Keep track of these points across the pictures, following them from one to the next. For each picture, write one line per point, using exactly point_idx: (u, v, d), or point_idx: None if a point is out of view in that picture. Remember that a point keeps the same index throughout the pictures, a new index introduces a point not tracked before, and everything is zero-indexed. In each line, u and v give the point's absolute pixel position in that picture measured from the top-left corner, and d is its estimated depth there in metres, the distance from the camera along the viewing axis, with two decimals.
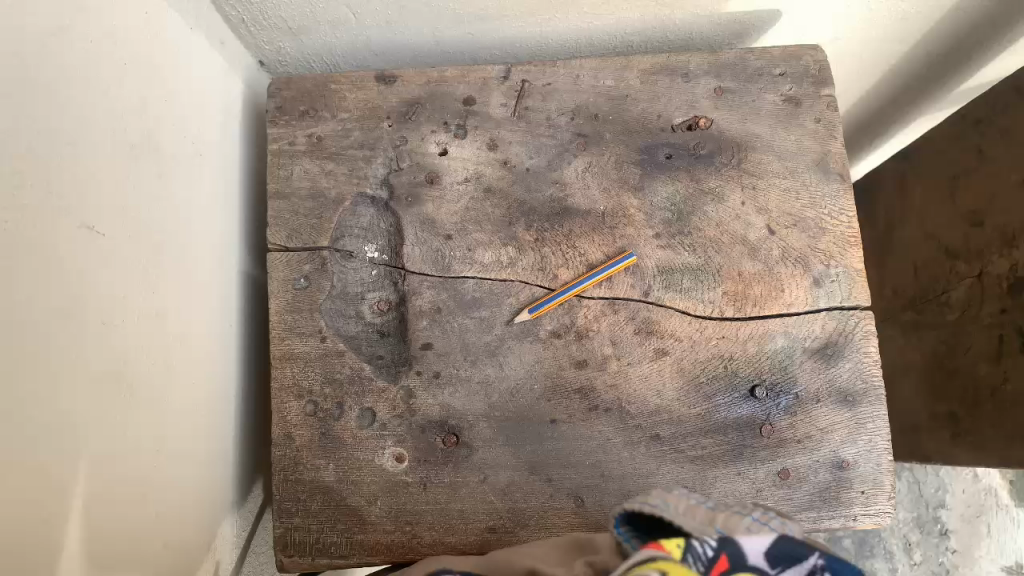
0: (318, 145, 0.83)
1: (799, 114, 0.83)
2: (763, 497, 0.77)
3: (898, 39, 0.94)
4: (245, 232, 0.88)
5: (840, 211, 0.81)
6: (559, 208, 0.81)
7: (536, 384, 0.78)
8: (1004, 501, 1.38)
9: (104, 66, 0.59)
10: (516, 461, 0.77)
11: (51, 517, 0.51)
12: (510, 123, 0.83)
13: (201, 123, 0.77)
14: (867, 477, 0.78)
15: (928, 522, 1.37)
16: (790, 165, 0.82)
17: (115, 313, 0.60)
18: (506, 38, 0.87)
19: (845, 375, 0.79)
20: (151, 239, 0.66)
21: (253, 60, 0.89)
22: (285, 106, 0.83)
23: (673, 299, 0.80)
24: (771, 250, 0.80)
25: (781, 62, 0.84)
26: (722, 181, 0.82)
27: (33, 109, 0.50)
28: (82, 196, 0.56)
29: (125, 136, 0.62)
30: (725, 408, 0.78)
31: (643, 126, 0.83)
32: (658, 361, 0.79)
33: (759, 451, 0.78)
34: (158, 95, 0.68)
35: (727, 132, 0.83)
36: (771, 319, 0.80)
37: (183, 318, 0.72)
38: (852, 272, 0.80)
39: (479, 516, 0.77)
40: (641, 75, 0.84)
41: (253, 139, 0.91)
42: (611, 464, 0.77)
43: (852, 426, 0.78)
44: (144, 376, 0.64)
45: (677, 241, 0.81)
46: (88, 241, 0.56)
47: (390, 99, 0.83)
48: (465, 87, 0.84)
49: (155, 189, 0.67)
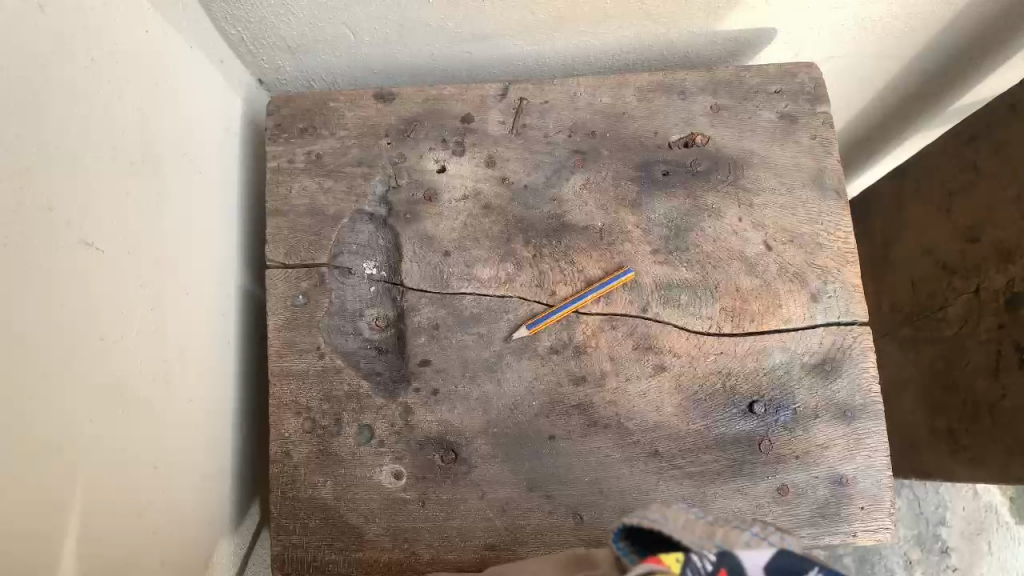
0: (317, 161, 0.83)
1: (796, 130, 0.84)
2: (763, 513, 0.77)
3: (897, 57, 0.95)
4: (244, 246, 0.88)
5: (837, 227, 0.82)
6: (558, 224, 0.82)
7: (535, 400, 0.78)
8: (1004, 518, 1.38)
9: (104, 79, 0.60)
10: (515, 478, 0.77)
11: (51, 528, 0.51)
12: (508, 140, 0.84)
13: (201, 138, 0.78)
14: (866, 493, 0.77)
15: (928, 539, 1.36)
16: (787, 181, 0.83)
17: (114, 327, 0.60)
18: (505, 55, 0.88)
19: (844, 389, 0.79)
20: (152, 256, 0.67)
21: (253, 78, 0.89)
22: (284, 124, 0.84)
23: (671, 315, 0.80)
24: (769, 266, 0.81)
25: (777, 80, 0.85)
26: (721, 197, 0.82)
27: (35, 125, 0.51)
28: (82, 210, 0.56)
29: (125, 152, 0.63)
30: (724, 423, 0.78)
31: (640, 142, 0.84)
32: (657, 377, 0.79)
33: (759, 466, 0.78)
34: (157, 110, 0.69)
35: (724, 149, 0.84)
36: (769, 334, 0.80)
37: (182, 332, 0.72)
38: (850, 288, 0.80)
39: (478, 533, 0.76)
40: (638, 92, 0.85)
41: (252, 155, 0.92)
42: (610, 480, 0.77)
43: (852, 441, 0.78)
44: (143, 389, 0.64)
45: (675, 257, 0.81)
46: (88, 256, 0.57)
47: (389, 117, 0.84)
48: (464, 104, 0.84)
49: (154, 203, 0.67)
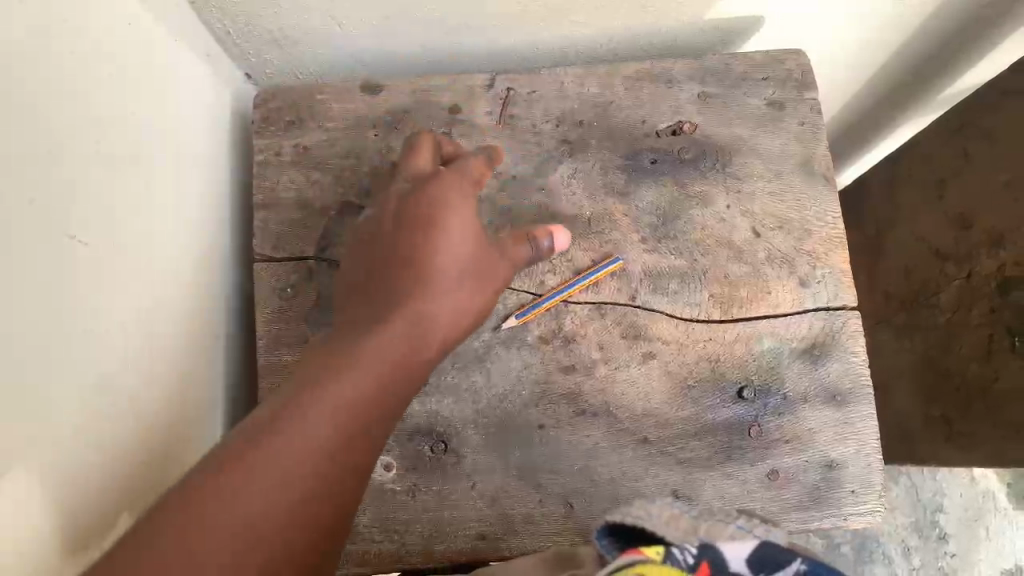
0: (304, 154, 0.83)
1: (783, 117, 0.84)
2: (752, 500, 0.77)
3: (887, 46, 0.94)
4: (233, 240, 0.88)
5: (824, 213, 0.82)
6: (545, 214, 0.82)
7: (524, 390, 0.78)
8: (1003, 505, 1.37)
9: (80, 78, 0.60)
10: (505, 468, 0.77)
11: (44, 531, 0.52)
12: (495, 130, 0.84)
13: (188, 133, 0.78)
14: (855, 477, 0.77)
15: (926, 526, 1.36)
16: (775, 167, 0.83)
17: (98, 319, 0.60)
18: (492, 45, 0.88)
19: (832, 374, 0.79)
20: (132, 256, 0.66)
21: (241, 73, 0.89)
22: (271, 117, 0.84)
23: (660, 303, 0.80)
24: (757, 252, 0.81)
25: (764, 67, 0.85)
26: (708, 184, 0.82)
27: (13, 119, 0.51)
28: (61, 205, 0.56)
29: (107, 147, 0.63)
30: (714, 409, 0.78)
31: (627, 131, 0.84)
32: (646, 365, 0.79)
33: (748, 453, 0.77)
34: (140, 103, 0.69)
35: (711, 136, 0.84)
36: (758, 321, 0.79)
37: (166, 341, 0.71)
38: (838, 273, 0.80)
39: (467, 524, 0.76)
40: (625, 81, 0.85)
41: (240, 148, 0.91)
42: (600, 469, 0.77)
43: (841, 426, 0.78)
44: (132, 384, 0.64)
45: (663, 245, 0.81)
46: (68, 250, 0.57)
47: (376, 109, 0.84)
48: (451, 95, 0.85)
49: (137, 197, 0.67)
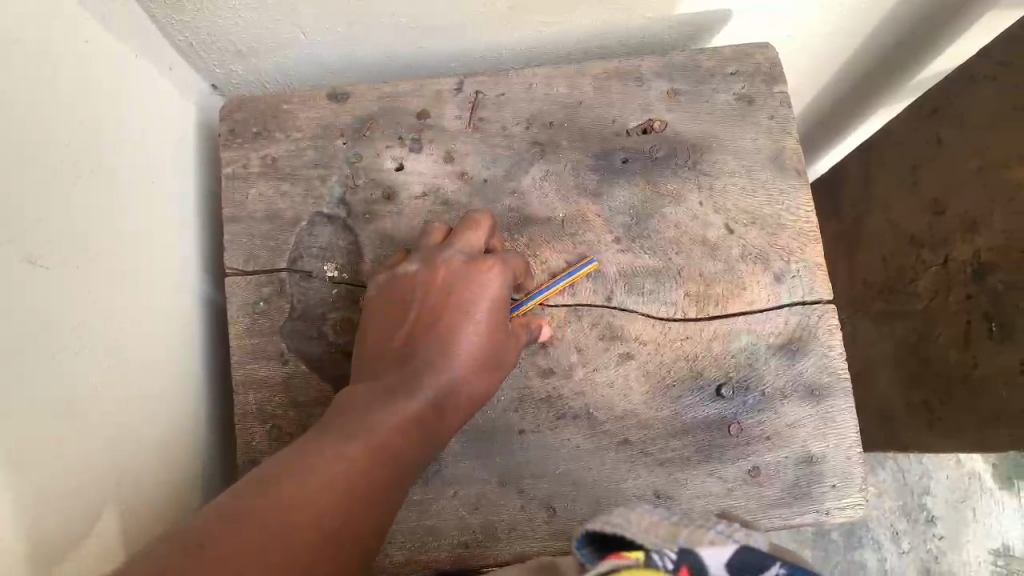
0: (272, 165, 0.82)
1: (752, 111, 0.84)
2: (734, 498, 0.77)
3: (854, 36, 0.95)
4: (204, 253, 0.87)
5: (797, 207, 0.81)
6: (518, 217, 0.81)
7: (503, 395, 0.78)
8: (988, 485, 1.38)
9: (37, 99, 0.59)
10: (486, 474, 0.77)
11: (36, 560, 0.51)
12: (465, 134, 0.83)
13: (153, 148, 0.77)
14: (836, 470, 0.77)
15: (914, 509, 1.38)
16: (746, 163, 0.83)
17: (68, 343, 0.59)
18: (459, 48, 0.87)
19: (809, 369, 0.79)
20: (103, 274, 0.65)
21: (206, 84, 0.88)
22: (237, 129, 0.83)
23: (636, 303, 0.80)
24: (731, 249, 0.81)
25: (732, 61, 0.85)
26: (680, 181, 0.82)
27: None
28: (23, 230, 0.55)
29: (70, 167, 0.62)
30: (693, 408, 0.78)
31: (598, 131, 0.83)
32: (624, 365, 0.79)
33: (728, 450, 0.77)
34: (102, 121, 0.68)
35: (682, 133, 0.83)
36: (735, 318, 0.79)
37: (141, 361, 0.70)
38: (812, 266, 0.80)
39: (450, 532, 0.76)
40: (594, 80, 0.84)
41: (207, 160, 0.90)
42: (582, 472, 0.77)
43: (819, 420, 0.78)
44: (108, 407, 0.63)
45: (637, 245, 0.81)
46: (32, 275, 0.56)
47: (343, 117, 0.83)
48: (419, 100, 0.84)
49: (104, 217, 0.66)
